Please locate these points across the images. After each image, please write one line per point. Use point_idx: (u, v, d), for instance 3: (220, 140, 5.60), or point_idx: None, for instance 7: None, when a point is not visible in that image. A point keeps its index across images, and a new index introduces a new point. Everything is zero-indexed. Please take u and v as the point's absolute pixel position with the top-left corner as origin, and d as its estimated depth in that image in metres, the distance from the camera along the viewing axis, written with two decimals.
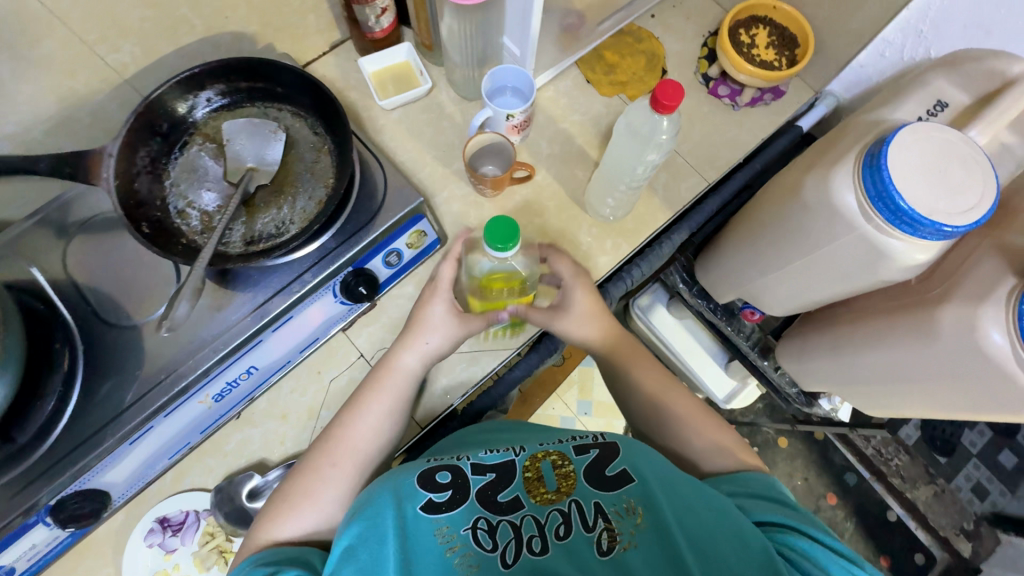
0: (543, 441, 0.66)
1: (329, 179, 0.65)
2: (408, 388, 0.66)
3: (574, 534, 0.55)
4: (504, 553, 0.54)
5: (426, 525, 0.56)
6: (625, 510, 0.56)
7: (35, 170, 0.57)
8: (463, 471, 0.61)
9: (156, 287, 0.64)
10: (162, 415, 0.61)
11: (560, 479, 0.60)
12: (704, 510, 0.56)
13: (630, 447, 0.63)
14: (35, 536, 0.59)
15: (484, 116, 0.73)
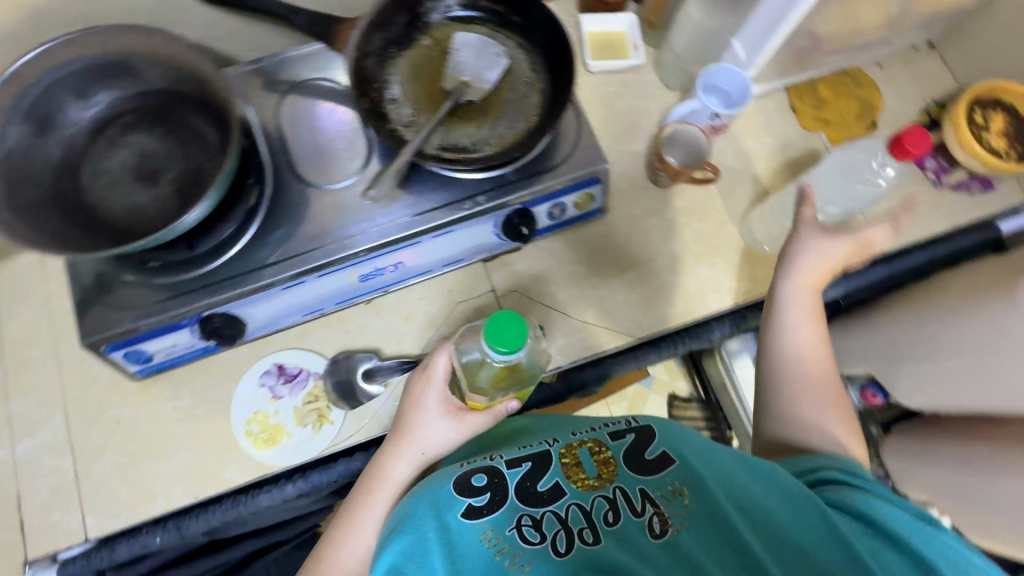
0: (576, 430, 0.63)
1: (532, 116, 0.66)
2: (411, 444, 0.61)
3: (622, 519, 0.53)
4: (554, 543, 0.52)
5: (470, 532, 0.53)
6: (670, 493, 0.55)
7: (292, 20, 0.63)
8: (499, 469, 0.58)
9: (346, 161, 0.68)
10: (317, 274, 0.65)
11: (599, 465, 0.57)
12: (745, 481, 0.55)
13: (668, 431, 0.61)
14: (179, 336, 0.64)
15: (688, 106, 0.72)
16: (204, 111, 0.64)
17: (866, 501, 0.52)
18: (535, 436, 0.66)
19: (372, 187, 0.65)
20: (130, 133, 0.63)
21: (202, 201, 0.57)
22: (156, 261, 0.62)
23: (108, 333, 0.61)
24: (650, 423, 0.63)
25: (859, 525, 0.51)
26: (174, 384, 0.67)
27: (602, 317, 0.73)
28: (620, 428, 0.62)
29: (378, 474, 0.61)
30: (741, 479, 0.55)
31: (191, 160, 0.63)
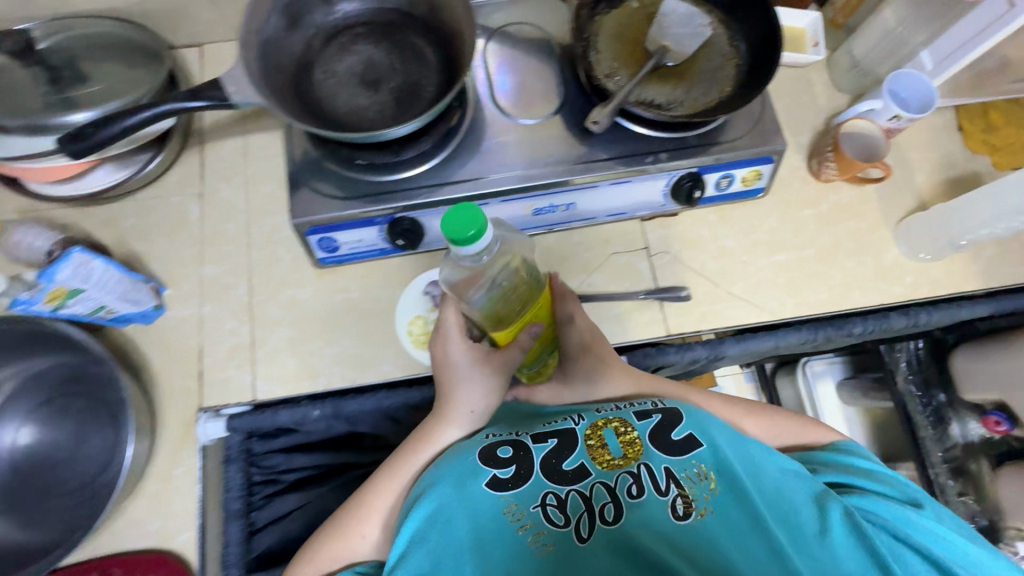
0: (600, 407, 0.64)
1: (725, 87, 0.69)
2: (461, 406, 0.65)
3: (647, 494, 0.55)
4: (579, 526, 0.54)
5: (494, 503, 0.55)
6: (698, 475, 0.56)
7: None
8: (524, 442, 0.60)
9: (539, 102, 0.73)
10: (500, 200, 0.69)
11: (624, 445, 0.58)
12: (772, 477, 0.59)
13: (694, 414, 0.62)
14: (367, 233, 0.70)
15: (868, 106, 0.74)
16: (428, 33, 0.69)
17: (886, 511, 0.59)
18: (556, 411, 0.67)
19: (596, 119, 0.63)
20: (360, 42, 0.69)
21: (427, 110, 0.62)
22: (363, 160, 0.68)
23: (313, 217, 0.66)
24: (677, 403, 0.64)
25: (887, 535, 0.58)
26: (348, 278, 0.73)
27: (748, 292, 0.75)
28: (646, 409, 0.63)
29: (431, 435, 0.65)
30: (772, 474, 0.59)
31: (410, 75, 0.68)
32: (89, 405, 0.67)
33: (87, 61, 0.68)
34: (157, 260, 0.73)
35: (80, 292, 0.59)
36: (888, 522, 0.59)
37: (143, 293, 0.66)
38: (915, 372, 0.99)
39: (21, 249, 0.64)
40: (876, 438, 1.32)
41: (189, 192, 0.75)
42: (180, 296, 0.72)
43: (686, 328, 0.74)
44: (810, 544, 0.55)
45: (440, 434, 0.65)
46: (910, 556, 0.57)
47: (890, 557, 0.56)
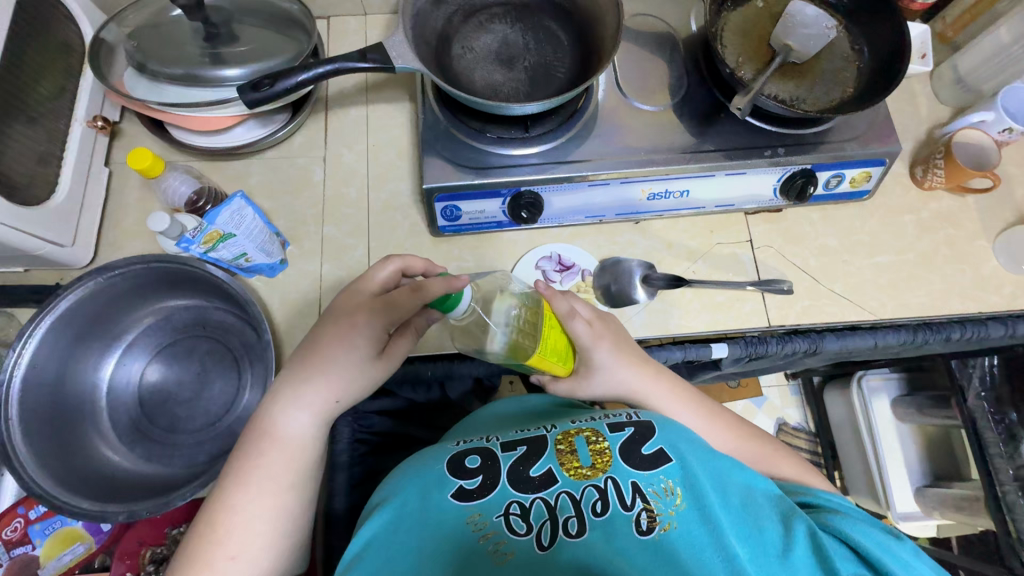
0: (576, 418, 0.65)
1: (847, 88, 0.71)
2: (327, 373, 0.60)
3: (611, 509, 0.56)
4: (539, 535, 0.55)
5: (457, 513, 0.57)
6: (664, 491, 0.56)
7: None
8: (493, 452, 0.61)
9: (659, 92, 0.75)
10: (620, 182, 0.71)
11: (594, 455, 0.59)
12: (737, 492, 0.58)
13: (667, 429, 0.61)
14: (488, 205, 0.72)
15: (980, 116, 0.76)
16: (562, 19, 0.72)
17: (854, 529, 0.57)
18: (538, 420, 0.68)
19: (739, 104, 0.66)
20: (497, 22, 0.72)
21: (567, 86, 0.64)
22: (492, 133, 0.70)
23: (442, 183, 0.69)
24: (650, 418, 0.63)
25: (850, 557, 0.56)
26: (462, 248, 0.76)
27: (848, 290, 0.77)
28: (620, 421, 0.62)
29: (271, 428, 0.59)
30: (738, 488, 0.59)
31: (543, 56, 0.71)
32: (215, 348, 0.70)
33: (240, 24, 0.71)
34: (281, 217, 0.76)
35: (231, 237, 0.61)
36: (854, 544, 0.56)
37: (275, 247, 0.69)
38: (988, 389, 1.00)
39: (170, 195, 0.67)
40: (931, 458, 1.31)
41: (314, 154, 0.78)
42: (303, 252, 0.75)
43: (788, 321, 0.75)
44: (767, 559, 0.54)
45: (240, 502, 0.57)
46: None
47: None
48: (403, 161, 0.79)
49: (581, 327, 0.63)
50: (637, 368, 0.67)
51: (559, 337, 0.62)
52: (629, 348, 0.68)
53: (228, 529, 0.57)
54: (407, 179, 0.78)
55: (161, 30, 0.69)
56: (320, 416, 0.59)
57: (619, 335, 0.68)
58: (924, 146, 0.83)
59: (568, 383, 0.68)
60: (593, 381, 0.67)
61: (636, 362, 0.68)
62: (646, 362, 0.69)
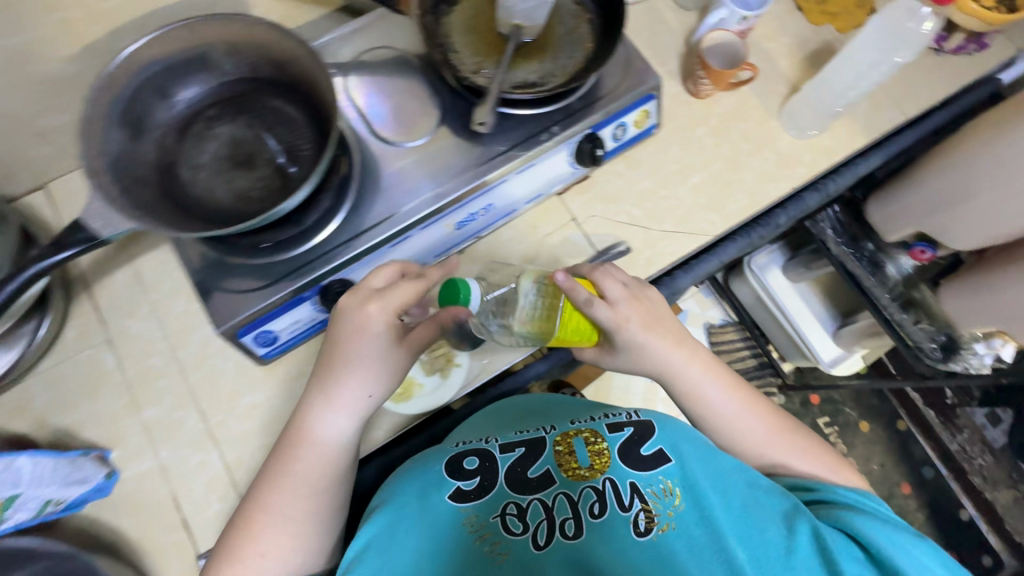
0: (573, 420, 0.79)
1: (587, 44, 0.70)
2: (348, 385, 0.62)
3: (609, 510, 0.68)
4: (535, 533, 0.67)
5: (455, 512, 0.70)
6: (662, 491, 0.69)
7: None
8: (491, 453, 0.75)
9: (422, 116, 0.71)
10: (419, 228, 0.68)
11: (592, 456, 0.72)
12: (743, 494, 0.70)
13: (665, 432, 0.75)
14: (300, 311, 0.66)
15: (718, 16, 0.77)
16: (283, 93, 0.66)
17: (858, 522, 0.66)
18: (546, 415, 0.82)
19: (480, 117, 0.63)
20: (217, 124, 0.66)
21: (310, 178, 0.59)
22: (268, 242, 0.64)
23: (237, 318, 0.62)
24: (649, 419, 0.78)
25: (848, 544, 0.65)
26: (299, 362, 0.70)
27: (680, 223, 0.78)
28: (620, 423, 0.77)
29: (309, 435, 0.63)
30: (741, 493, 0.70)
31: (282, 141, 0.65)
32: None
33: None
34: (89, 427, 0.66)
35: (16, 499, 0.57)
36: (848, 537, 0.66)
37: (89, 468, 0.62)
38: (842, 234, 1.05)
39: None
40: (835, 302, 1.39)
41: (97, 341, 0.69)
42: (128, 454, 0.66)
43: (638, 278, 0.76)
44: (766, 557, 0.65)
45: (274, 502, 0.62)
46: (858, 555, 0.65)
47: (837, 557, 0.64)
48: (197, 302, 0.71)
49: (605, 314, 0.67)
50: (666, 345, 0.72)
51: (580, 319, 0.68)
52: (660, 328, 0.71)
53: (263, 526, 0.61)
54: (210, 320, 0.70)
55: None
56: (354, 416, 0.63)
57: (649, 312, 0.71)
58: (687, 59, 0.84)
59: (593, 353, 0.76)
60: (617, 357, 0.74)
61: (671, 339, 0.73)
62: (680, 341, 0.74)
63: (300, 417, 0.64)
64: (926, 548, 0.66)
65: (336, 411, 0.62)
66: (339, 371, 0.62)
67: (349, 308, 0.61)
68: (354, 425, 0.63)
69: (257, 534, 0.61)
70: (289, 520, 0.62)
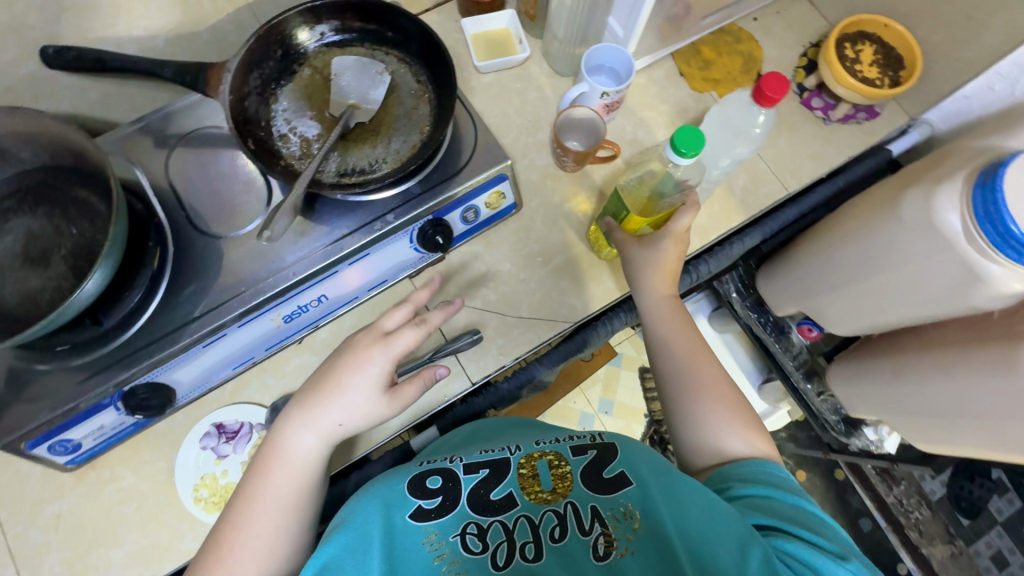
0: (539, 441, 0.71)
1: (424, 127, 0.66)
2: (331, 408, 0.58)
3: (569, 535, 0.58)
4: (496, 553, 0.56)
5: (416, 533, 0.58)
6: (622, 515, 0.59)
7: (163, 74, 0.62)
8: (456, 473, 0.64)
9: (247, 204, 0.67)
10: (237, 324, 0.63)
11: (555, 479, 0.63)
12: (698, 517, 0.56)
13: (628, 455, 0.67)
14: (104, 417, 0.62)
15: (578, 90, 0.73)
16: (88, 181, 0.62)
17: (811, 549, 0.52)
18: (510, 435, 0.73)
19: (266, 226, 0.59)
20: (13, 217, 0.62)
21: (93, 272, 0.55)
22: (64, 343, 0.60)
23: (23, 431, 0.57)
24: (614, 441, 0.69)
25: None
26: (113, 466, 0.65)
27: (538, 308, 0.73)
28: (584, 444, 0.69)
29: (279, 447, 0.58)
30: (699, 514, 0.56)
31: (84, 233, 0.61)
32: None
33: None
34: None
35: None
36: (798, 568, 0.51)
37: None
38: (747, 296, 0.97)
39: None
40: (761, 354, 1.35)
41: None
42: None
43: (489, 368, 0.72)
44: None
45: (247, 522, 0.56)
46: None
47: None
48: None
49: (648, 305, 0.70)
50: (672, 328, 0.70)
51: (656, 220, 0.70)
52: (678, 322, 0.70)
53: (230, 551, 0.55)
54: None
55: None
56: (328, 439, 0.59)
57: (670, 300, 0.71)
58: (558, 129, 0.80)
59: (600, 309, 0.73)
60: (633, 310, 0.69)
61: (689, 345, 0.69)
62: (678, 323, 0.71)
63: (274, 430, 0.60)
64: None
65: (308, 429, 0.58)
66: (324, 397, 0.59)
67: (358, 344, 0.61)
68: (323, 445, 0.59)
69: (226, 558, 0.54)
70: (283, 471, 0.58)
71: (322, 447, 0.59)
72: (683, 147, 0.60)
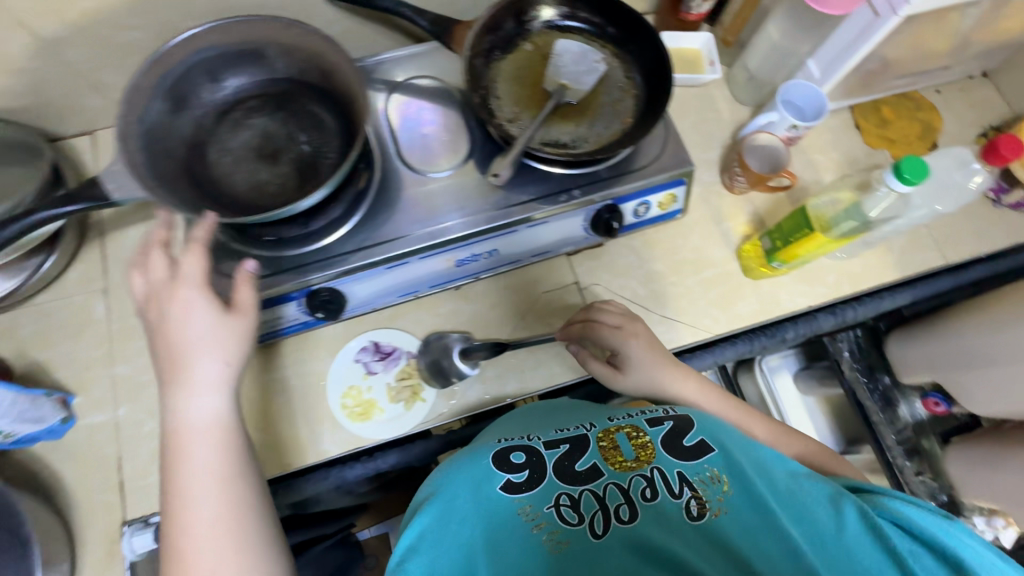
0: (613, 416, 0.66)
1: (627, 119, 0.70)
2: (209, 354, 0.57)
3: (660, 496, 0.56)
4: (594, 522, 0.55)
5: (509, 505, 0.56)
6: (710, 478, 0.57)
7: (419, 22, 0.68)
8: (537, 448, 0.61)
9: (447, 152, 0.72)
10: (419, 257, 0.68)
11: (637, 449, 0.60)
12: (788, 480, 0.58)
13: (705, 423, 0.63)
14: (286, 309, 0.67)
15: (767, 118, 0.76)
16: (324, 99, 0.69)
17: (905, 508, 0.55)
18: (587, 411, 0.68)
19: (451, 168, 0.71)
20: (254, 116, 0.68)
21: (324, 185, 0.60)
22: (270, 236, 0.65)
23: (222, 301, 0.63)
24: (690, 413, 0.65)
25: (904, 536, 0.54)
26: (273, 357, 0.70)
27: (682, 313, 0.76)
28: (658, 416, 0.64)
29: (181, 419, 0.55)
30: (783, 476, 0.58)
31: (311, 142, 0.67)
32: None
33: None
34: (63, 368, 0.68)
35: None
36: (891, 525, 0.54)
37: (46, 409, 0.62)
38: (858, 357, 0.97)
39: None
40: (840, 425, 1.33)
41: (94, 287, 0.72)
42: (92, 402, 0.67)
43: (626, 357, 0.74)
44: (823, 540, 0.53)
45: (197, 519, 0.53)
46: (919, 550, 0.53)
47: (901, 551, 0.52)
48: None
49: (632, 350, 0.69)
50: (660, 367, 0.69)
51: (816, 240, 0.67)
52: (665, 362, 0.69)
53: (195, 553, 0.52)
54: None
55: None
56: (223, 387, 0.57)
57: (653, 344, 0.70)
58: (730, 152, 0.83)
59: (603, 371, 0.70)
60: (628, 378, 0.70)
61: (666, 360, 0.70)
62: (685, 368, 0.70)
63: (170, 394, 0.56)
64: (985, 544, 0.55)
65: (203, 382, 0.56)
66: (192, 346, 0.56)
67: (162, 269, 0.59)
68: (227, 400, 0.57)
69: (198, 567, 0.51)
70: (241, 455, 0.57)
71: (226, 406, 0.57)
72: (909, 174, 0.61)
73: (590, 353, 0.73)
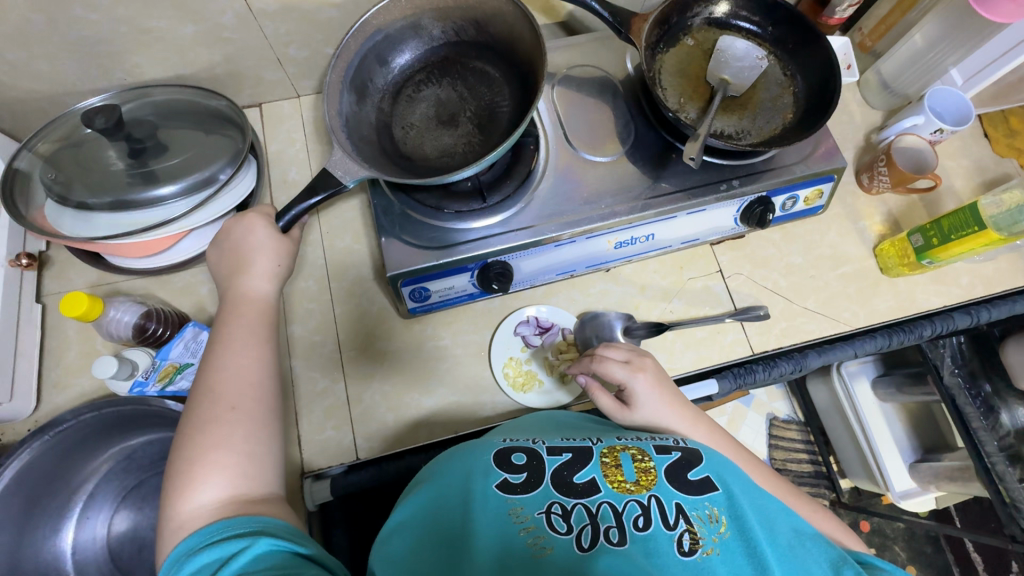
0: (620, 436, 0.64)
1: (787, 113, 0.73)
2: (267, 258, 0.62)
3: (654, 526, 0.52)
4: (581, 535, 0.51)
5: (501, 503, 0.54)
6: (708, 517, 0.54)
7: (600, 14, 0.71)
8: (539, 452, 0.59)
9: (611, 137, 0.75)
10: (586, 236, 0.70)
11: (639, 472, 0.57)
12: (789, 536, 0.56)
13: (714, 458, 0.60)
14: (458, 280, 0.70)
15: (913, 121, 0.79)
16: (485, 55, 0.72)
17: None
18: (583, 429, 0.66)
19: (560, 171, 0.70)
20: (424, 87, 0.72)
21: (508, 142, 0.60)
22: (453, 209, 0.68)
23: (407, 269, 0.66)
24: (699, 447, 0.62)
25: None
26: (436, 325, 0.74)
27: (822, 305, 0.78)
28: (666, 444, 0.62)
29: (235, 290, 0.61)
30: (785, 530, 0.56)
31: (482, 98, 0.71)
32: None
33: (166, 130, 0.68)
34: None
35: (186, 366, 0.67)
36: None
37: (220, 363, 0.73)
38: (960, 365, 0.97)
39: (115, 327, 0.65)
40: (919, 434, 1.34)
41: None
42: None
43: (770, 345, 0.76)
44: None
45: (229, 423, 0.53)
46: None
47: None
48: (360, 244, 0.77)
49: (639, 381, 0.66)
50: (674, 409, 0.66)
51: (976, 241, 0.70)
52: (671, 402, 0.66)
53: (205, 446, 0.51)
54: (369, 263, 0.76)
55: (80, 149, 0.65)
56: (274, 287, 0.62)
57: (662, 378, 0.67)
58: (864, 153, 0.86)
59: (610, 405, 0.67)
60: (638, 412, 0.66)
61: (677, 403, 0.67)
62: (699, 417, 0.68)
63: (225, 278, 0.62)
64: None
65: (263, 270, 0.61)
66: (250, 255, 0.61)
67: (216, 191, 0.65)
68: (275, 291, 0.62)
69: (207, 455, 0.51)
70: (274, 391, 0.57)
71: (273, 289, 0.63)
72: None
73: (735, 340, 0.76)
